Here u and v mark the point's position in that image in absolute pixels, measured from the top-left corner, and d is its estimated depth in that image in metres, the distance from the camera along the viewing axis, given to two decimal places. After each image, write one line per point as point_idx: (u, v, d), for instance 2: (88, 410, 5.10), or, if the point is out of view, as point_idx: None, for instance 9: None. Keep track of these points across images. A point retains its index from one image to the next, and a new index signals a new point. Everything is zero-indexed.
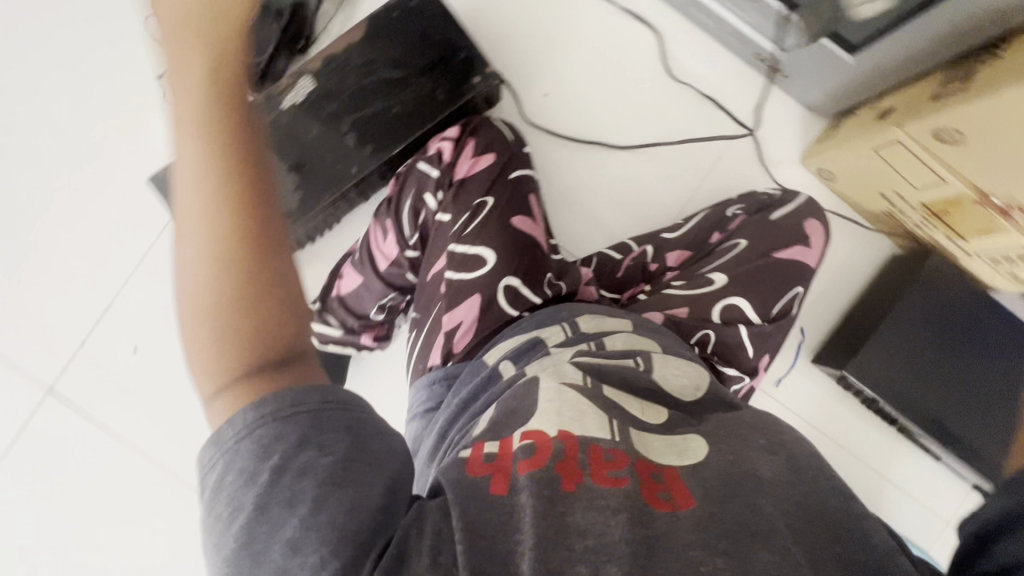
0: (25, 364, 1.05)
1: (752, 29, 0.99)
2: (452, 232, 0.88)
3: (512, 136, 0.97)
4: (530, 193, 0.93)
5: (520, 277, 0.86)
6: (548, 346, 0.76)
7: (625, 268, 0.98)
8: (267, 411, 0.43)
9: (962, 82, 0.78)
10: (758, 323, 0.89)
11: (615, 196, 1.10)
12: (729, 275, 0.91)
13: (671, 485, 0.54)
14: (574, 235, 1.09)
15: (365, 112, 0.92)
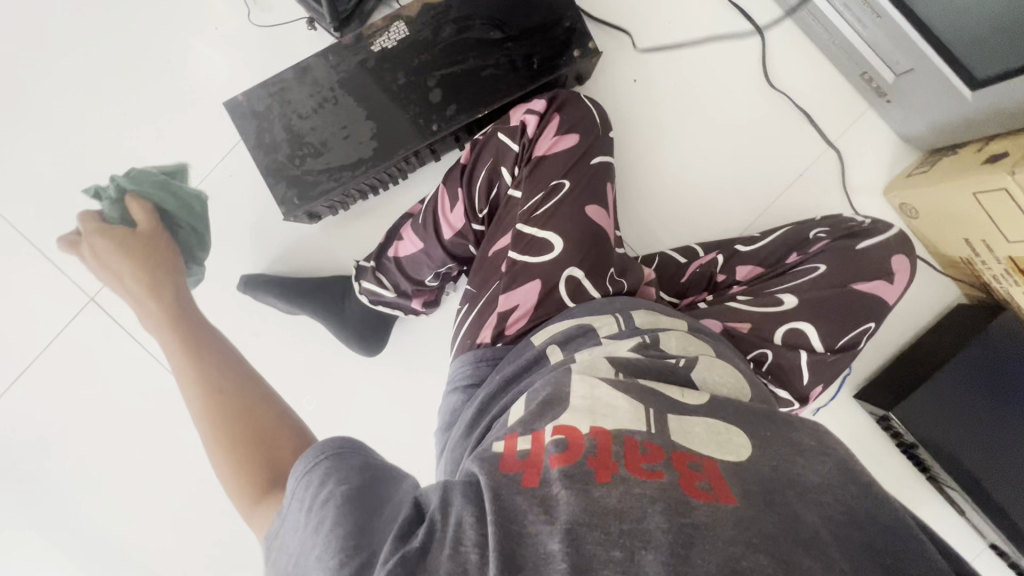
0: (76, 272, 1.06)
1: (865, 46, 0.94)
2: (522, 210, 0.86)
3: (599, 118, 0.92)
4: (608, 183, 0.89)
5: (584, 269, 0.82)
6: (599, 335, 0.73)
7: (691, 273, 0.98)
8: (315, 463, 0.50)
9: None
10: (820, 351, 0.87)
11: (686, 196, 1.06)
12: (799, 298, 0.88)
13: (711, 475, 0.47)
14: (638, 231, 1.07)
15: (455, 70, 0.89)
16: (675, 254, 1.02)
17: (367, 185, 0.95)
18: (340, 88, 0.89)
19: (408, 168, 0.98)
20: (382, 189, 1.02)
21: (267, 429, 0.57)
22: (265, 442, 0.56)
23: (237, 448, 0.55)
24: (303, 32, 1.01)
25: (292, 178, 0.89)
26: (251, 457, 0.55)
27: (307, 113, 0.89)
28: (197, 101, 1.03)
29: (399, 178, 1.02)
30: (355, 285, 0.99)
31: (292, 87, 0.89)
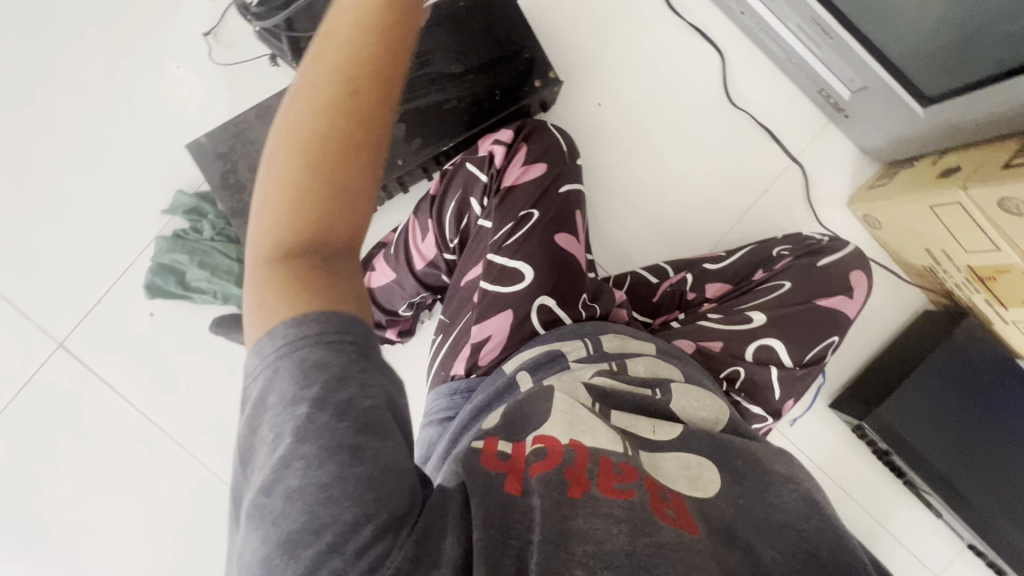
0: (42, 316, 1.04)
1: (820, 64, 0.96)
2: (492, 240, 0.85)
3: (566, 146, 0.93)
4: (577, 209, 0.90)
5: (556, 298, 0.83)
6: (566, 362, 0.74)
7: (662, 294, 0.99)
8: (310, 333, 0.41)
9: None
10: (789, 365, 0.88)
11: (654, 216, 1.08)
12: (768, 315, 0.90)
13: (677, 505, 0.50)
14: (609, 252, 1.08)
15: (418, 104, 0.89)
16: (646, 274, 1.03)
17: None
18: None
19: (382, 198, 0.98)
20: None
21: (354, 161, 0.44)
22: (341, 179, 0.43)
23: (324, 135, 0.43)
24: (265, 68, 1.01)
25: None
26: (340, 166, 0.43)
27: None
28: (161, 140, 1.02)
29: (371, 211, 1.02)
30: None
31: (256, 126, 0.89)
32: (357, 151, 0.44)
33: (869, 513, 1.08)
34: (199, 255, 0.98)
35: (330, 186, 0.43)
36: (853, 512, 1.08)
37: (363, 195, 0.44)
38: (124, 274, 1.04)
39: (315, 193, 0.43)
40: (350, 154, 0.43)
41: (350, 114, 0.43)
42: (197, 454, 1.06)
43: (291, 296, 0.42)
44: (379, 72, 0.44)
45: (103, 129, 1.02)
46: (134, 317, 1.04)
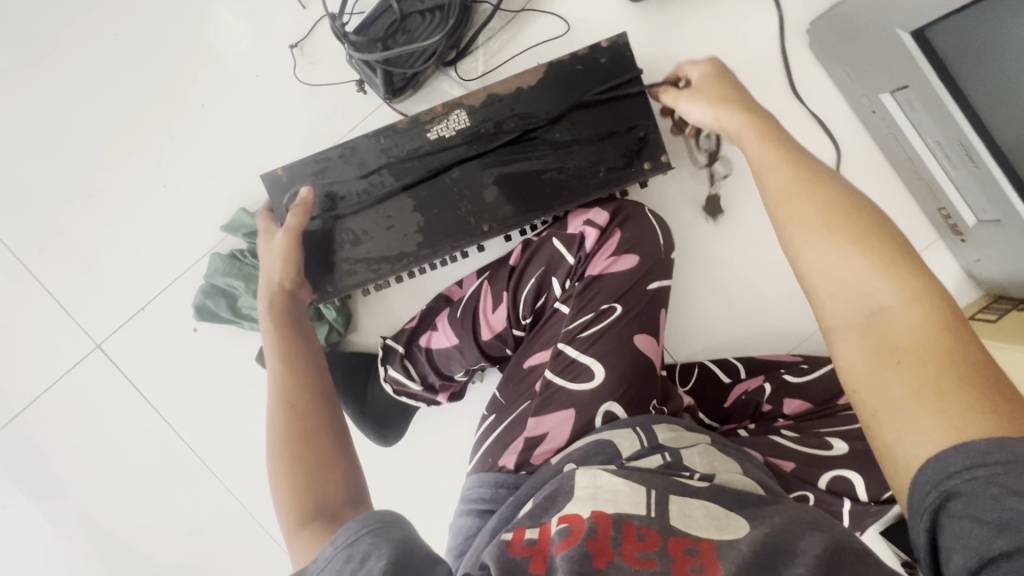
0: (82, 314, 0.99)
1: (948, 185, 0.89)
2: (566, 328, 0.80)
3: (661, 237, 0.86)
4: (662, 310, 0.84)
5: (625, 406, 0.76)
6: (620, 455, 0.68)
7: (737, 398, 0.93)
8: (337, 543, 0.48)
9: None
10: (862, 499, 0.78)
11: (733, 309, 1.01)
12: (850, 445, 0.82)
13: (704, 558, 0.51)
14: (678, 337, 1.02)
15: (515, 170, 0.82)
16: (719, 370, 0.97)
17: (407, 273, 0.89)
18: (390, 173, 0.83)
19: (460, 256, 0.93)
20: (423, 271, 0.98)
21: (308, 410, 0.63)
22: (305, 430, 0.60)
23: (287, 412, 0.62)
24: (353, 93, 0.94)
25: (326, 265, 0.83)
26: (304, 420, 0.61)
27: (352, 197, 0.83)
28: (230, 152, 0.96)
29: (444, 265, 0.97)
30: (380, 370, 0.94)
31: (339, 166, 0.83)
32: (310, 407, 0.63)
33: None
34: (254, 283, 0.93)
35: (301, 436, 0.60)
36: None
37: (323, 425, 0.61)
38: (172, 284, 0.99)
39: (296, 447, 0.59)
40: (303, 411, 0.62)
41: (296, 394, 0.64)
42: (222, 477, 1.02)
43: (311, 533, 0.52)
44: (302, 365, 0.68)
45: (170, 127, 0.96)
46: (178, 329, 1.00)
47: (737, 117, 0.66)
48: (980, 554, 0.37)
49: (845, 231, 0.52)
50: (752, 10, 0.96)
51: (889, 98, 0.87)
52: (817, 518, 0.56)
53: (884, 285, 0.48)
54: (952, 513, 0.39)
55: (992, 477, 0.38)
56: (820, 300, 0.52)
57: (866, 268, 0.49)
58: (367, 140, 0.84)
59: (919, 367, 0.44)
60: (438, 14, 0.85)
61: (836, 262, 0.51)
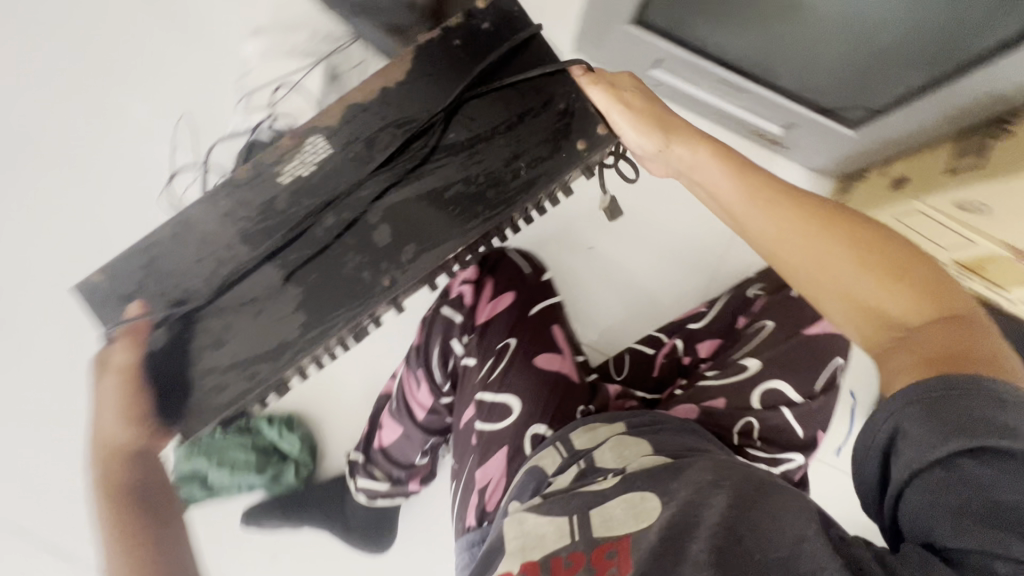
0: (75, 554, 1.03)
1: (743, 113, 1.00)
2: (478, 377, 0.86)
3: (528, 266, 0.97)
4: (554, 324, 0.92)
5: (548, 424, 0.81)
6: (547, 478, 0.72)
7: (661, 363, 1.01)
8: None
9: (974, 160, 0.81)
10: (799, 400, 0.88)
11: (638, 289, 1.11)
12: (762, 358, 0.91)
13: (621, 558, 0.56)
14: (606, 335, 1.10)
15: (399, 199, 0.65)
16: (642, 346, 1.05)
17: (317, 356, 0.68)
18: (242, 242, 0.65)
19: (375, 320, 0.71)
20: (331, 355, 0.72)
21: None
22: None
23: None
24: None
25: (201, 391, 0.64)
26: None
27: (204, 285, 0.65)
28: None
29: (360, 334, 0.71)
30: (351, 484, 1.00)
31: (155, 287, 0.65)
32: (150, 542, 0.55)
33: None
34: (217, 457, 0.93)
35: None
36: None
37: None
38: None
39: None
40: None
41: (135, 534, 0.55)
42: None
43: None
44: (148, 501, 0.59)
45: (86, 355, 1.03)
46: None
47: (686, 145, 0.64)
48: (921, 463, 0.44)
49: (813, 224, 0.57)
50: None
51: (658, 70, 1.00)
52: (721, 475, 0.61)
53: (857, 254, 0.55)
54: (904, 440, 0.46)
55: (967, 393, 0.44)
56: (824, 304, 0.57)
57: (855, 247, 0.55)
58: (169, 237, 0.66)
59: (883, 347, 0.54)
60: None
61: (817, 247, 0.56)
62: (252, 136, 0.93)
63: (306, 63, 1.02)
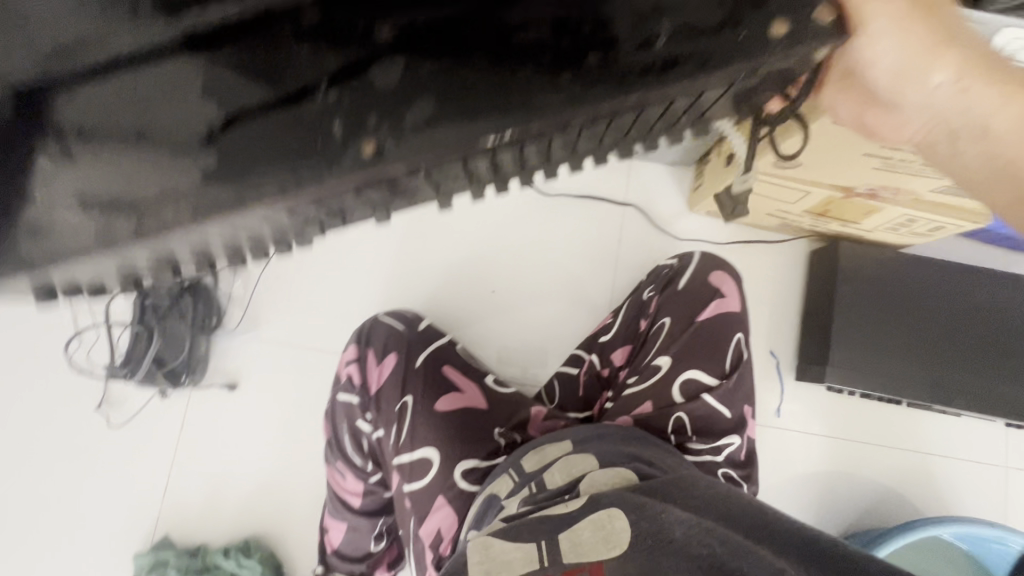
0: None
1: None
2: (391, 446, 0.86)
3: (400, 325, 0.99)
4: (446, 366, 0.94)
5: (478, 455, 0.82)
6: (500, 501, 0.71)
7: (584, 381, 0.96)
8: None
9: (783, 112, 0.68)
10: (717, 383, 0.83)
11: (530, 322, 1.04)
12: (671, 353, 0.87)
13: None
14: (520, 374, 1.03)
15: (269, 101, 0.32)
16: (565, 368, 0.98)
17: (162, 250, 0.35)
18: None
19: (296, 239, 0.37)
20: (205, 265, 0.38)
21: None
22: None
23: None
24: (160, 403, 1.03)
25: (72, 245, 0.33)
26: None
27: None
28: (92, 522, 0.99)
29: (253, 254, 0.38)
30: None
31: None
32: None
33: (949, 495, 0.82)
34: None
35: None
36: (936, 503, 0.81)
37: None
38: None
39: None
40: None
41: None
42: None
43: None
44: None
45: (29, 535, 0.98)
46: None
47: None
48: None
49: (952, 38, 0.38)
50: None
51: None
52: (666, 488, 0.61)
53: (1001, 90, 0.39)
54: None
55: None
56: (964, 147, 0.43)
57: (999, 79, 0.39)
58: None
59: (1009, 202, 0.44)
60: (178, 309, 1.00)
61: (966, 85, 0.39)
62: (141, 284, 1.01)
63: None
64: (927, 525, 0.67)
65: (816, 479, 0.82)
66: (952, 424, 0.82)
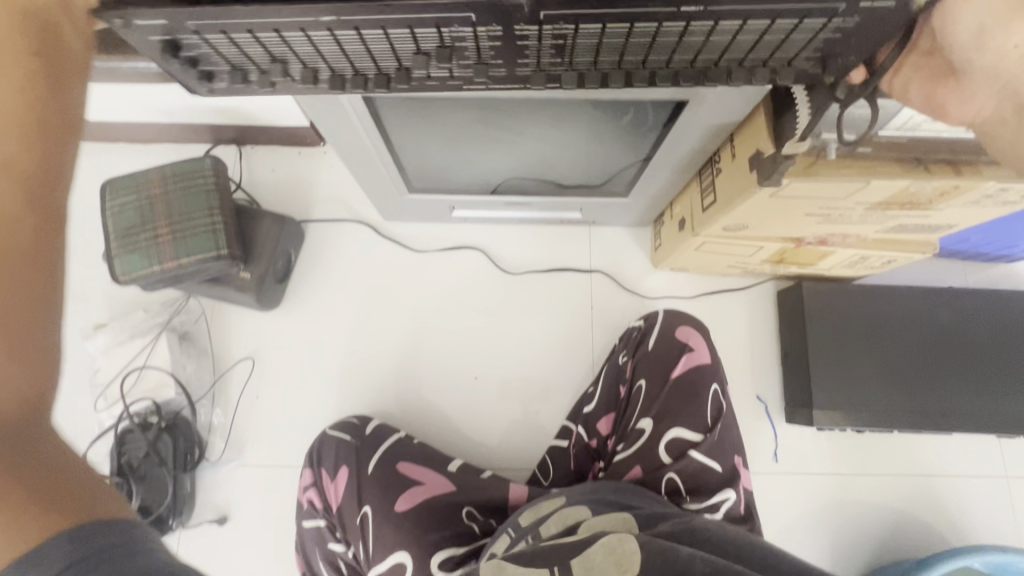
0: None
1: (542, 216, 0.83)
2: (365, 567, 0.68)
3: (348, 434, 0.78)
4: (401, 459, 0.75)
5: (455, 540, 0.65)
6: (489, 555, 0.59)
7: (573, 455, 0.75)
8: None
9: (712, 195, 0.62)
10: (702, 439, 0.69)
11: (488, 407, 0.84)
12: (651, 416, 0.70)
13: None
14: (497, 462, 0.82)
15: None
16: (555, 440, 0.79)
17: (266, 41, 0.36)
18: None
19: (385, 76, 0.41)
20: (284, 80, 0.41)
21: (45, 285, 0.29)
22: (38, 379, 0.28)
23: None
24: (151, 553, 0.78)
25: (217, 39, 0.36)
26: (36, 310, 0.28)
27: None
28: None
29: (343, 82, 0.41)
30: None
31: None
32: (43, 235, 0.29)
33: (959, 528, 0.79)
34: None
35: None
36: (951, 537, 0.79)
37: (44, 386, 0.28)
38: None
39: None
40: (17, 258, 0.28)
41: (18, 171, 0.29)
42: None
43: None
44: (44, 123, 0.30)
45: None
46: None
47: None
48: None
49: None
50: (329, 202, 0.89)
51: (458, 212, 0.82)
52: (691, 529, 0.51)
53: None
54: None
55: None
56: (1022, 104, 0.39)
57: None
58: None
59: None
60: (160, 456, 0.77)
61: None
62: (122, 433, 0.78)
63: (144, 340, 0.83)
64: (932, 565, 0.67)
65: (824, 516, 0.79)
66: (943, 449, 0.81)
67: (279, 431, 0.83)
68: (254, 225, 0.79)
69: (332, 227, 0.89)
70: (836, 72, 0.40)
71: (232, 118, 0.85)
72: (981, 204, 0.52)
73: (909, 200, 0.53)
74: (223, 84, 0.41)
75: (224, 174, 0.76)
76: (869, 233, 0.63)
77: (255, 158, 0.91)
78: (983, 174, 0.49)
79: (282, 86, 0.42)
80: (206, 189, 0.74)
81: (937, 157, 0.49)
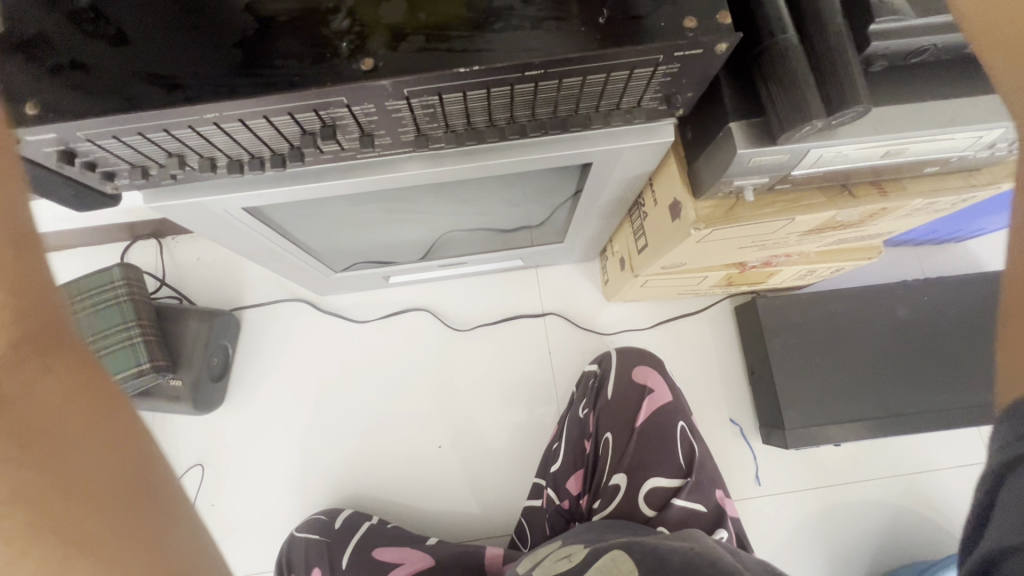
0: None
1: (482, 267, 0.80)
2: None
3: (317, 532, 0.72)
4: (378, 546, 0.70)
5: None
6: None
7: (547, 521, 0.69)
8: None
9: (644, 237, 0.60)
10: (681, 483, 0.65)
11: (460, 474, 0.79)
12: (626, 467, 0.67)
13: None
14: (477, 531, 0.77)
15: (264, 46, 0.32)
16: (529, 500, 0.74)
17: (158, 140, 0.34)
18: None
19: (281, 155, 0.38)
20: (185, 171, 0.37)
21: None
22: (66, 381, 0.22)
23: None
24: None
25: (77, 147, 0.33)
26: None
27: None
28: None
29: (240, 167, 0.38)
30: None
31: None
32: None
33: (952, 519, 0.77)
34: None
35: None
36: (947, 529, 0.77)
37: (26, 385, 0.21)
38: None
39: None
40: None
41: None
42: None
43: None
44: None
45: None
46: None
47: None
48: None
49: None
50: (262, 284, 0.85)
51: (396, 276, 0.78)
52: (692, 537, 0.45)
53: None
54: None
55: None
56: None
57: None
58: None
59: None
60: None
61: None
62: None
63: None
64: None
65: (815, 527, 0.77)
66: (926, 441, 0.80)
67: (240, 538, 0.76)
68: (179, 326, 0.73)
69: (269, 312, 0.84)
70: (683, 104, 0.39)
71: (147, 216, 0.80)
72: (914, 215, 0.52)
73: (838, 224, 0.52)
74: (128, 180, 0.38)
75: (140, 282, 0.71)
76: (807, 251, 0.63)
77: (178, 252, 0.86)
78: (908, 190, 0.48)
79: (186, 175, 0.39)
80: (118, 302, 0.68)
81: (860, 181, 0.48)
